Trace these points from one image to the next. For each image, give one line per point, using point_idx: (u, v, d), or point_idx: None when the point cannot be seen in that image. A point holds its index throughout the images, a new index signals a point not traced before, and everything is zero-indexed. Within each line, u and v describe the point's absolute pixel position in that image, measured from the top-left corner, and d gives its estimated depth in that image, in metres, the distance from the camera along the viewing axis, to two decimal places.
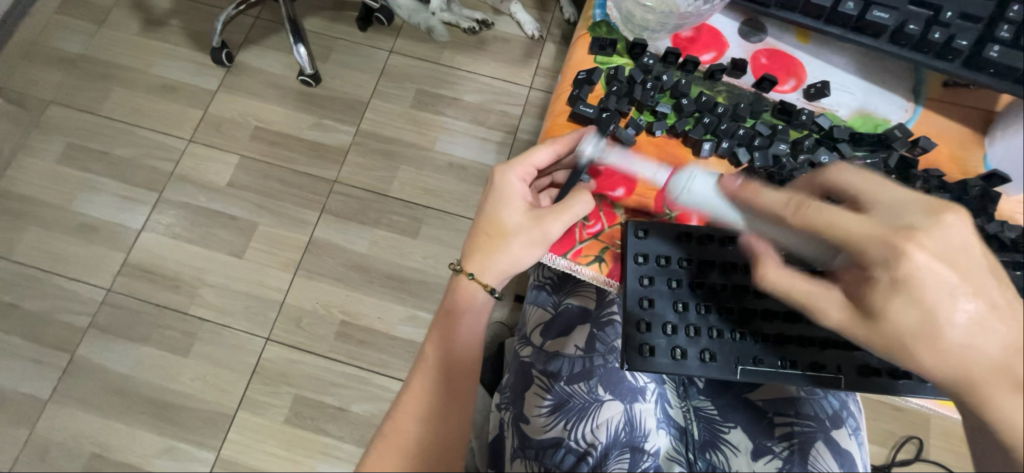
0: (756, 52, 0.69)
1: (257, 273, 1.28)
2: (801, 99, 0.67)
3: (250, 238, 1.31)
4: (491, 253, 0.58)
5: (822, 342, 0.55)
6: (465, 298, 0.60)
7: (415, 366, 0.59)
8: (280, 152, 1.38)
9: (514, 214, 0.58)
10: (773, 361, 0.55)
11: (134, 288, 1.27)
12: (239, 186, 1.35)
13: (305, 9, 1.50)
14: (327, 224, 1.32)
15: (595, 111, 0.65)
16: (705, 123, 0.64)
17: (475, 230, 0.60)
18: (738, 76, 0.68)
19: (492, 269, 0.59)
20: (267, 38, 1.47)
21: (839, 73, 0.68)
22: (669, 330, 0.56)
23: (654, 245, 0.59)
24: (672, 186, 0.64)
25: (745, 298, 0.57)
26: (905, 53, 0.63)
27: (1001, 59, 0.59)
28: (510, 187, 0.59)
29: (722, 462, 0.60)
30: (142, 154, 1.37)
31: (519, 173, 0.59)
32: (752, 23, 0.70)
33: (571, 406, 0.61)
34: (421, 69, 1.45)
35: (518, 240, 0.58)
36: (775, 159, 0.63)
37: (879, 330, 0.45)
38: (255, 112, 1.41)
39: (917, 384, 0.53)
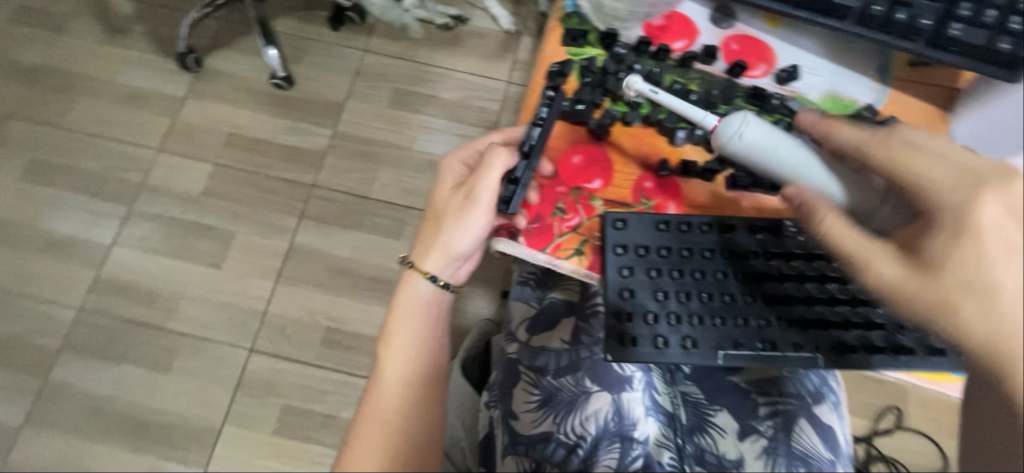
0: (727, 38, 0.69)
1: (237, 284, 1.25)
2: (772, 83, 0.68)
3: (228, 247, 1.28)
4: (432, 238, 0.59)
5: (805, 322, 0.54)
6: (414, 296, 0.59)
7: (375, 373, 0.56)
8: (255, 158, 1.35)
9: (447, 192, 0.60)
10: (755, 344, 0.54)
11: (109, 305, 1.23)
12: (214, 195, 1.31)
13: (274, 9, 1.46)
14: (308, 229, 1.30)
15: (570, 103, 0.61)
16: (679, 111, 0.62)
17: (425, 220, 0.61)
18: (710, 62, 0.68)
19: (429, 249, 0.58)
20: (236, 41, 1.43)
21: (809, 56, 0.68)
22: (651, 319, 0.54)
23: (634, 235, 0.57)
24: (648, 175, 0.61)
25: (724, 284, 0.55)
26: (874, 33, 0.63)
27: (962, 38, 0.60)
28: (448, 172, 0.61)
29: (710, 444, 0.61)
30: (110, 166, 1.32)
31: (451, 159, 0.61)
32: (724, 9, 0.69)
33: (559, 400, 0.61)
34: (397, 68, 1.43)
35: (454, 218, 0.57)
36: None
37: (927, 279, 0.41)
38: (227, 118, 1.37)
39: (898, 359, 0.53)
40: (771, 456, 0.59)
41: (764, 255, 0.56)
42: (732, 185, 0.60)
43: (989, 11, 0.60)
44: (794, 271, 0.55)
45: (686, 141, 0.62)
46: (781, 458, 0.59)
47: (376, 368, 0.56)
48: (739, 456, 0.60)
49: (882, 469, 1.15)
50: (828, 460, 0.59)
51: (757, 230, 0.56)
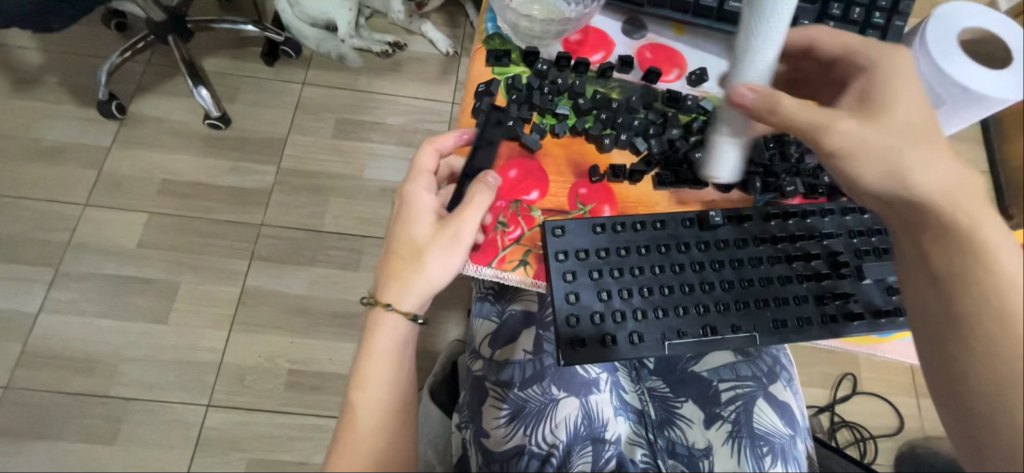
0: (641, 48, 0.64)
1: (185, 337, 1.18)
2: (686, 87, 0.63)
3: (173, 300, 1.20)
4: (406, 277, 0.49)
5: (746, 304, 0.50)
6: (391, 337, 0.49)
7: (345, 423, 0.47)
8: (194, 203, 1.28)
9: (422, 225, 0.51)
10: (700, 331, 0.49)
11: (39, 379, 1.12)
12: (152, 247, 1.24)
13: (203, 50, 1.42)
14: (259, 270, 1.24)
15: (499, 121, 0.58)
16: (603, 119, 0.59)
17: (387, 255, 0.51)
18: (627, 72, 0.63)
19: (403, 290, 0.49)
20: (163, 84, 1.37)
21: (715, 60, 0.64)
22: (597, 319, 0.49)
23: (572, 239, 0.51)
24: (583, 181, 0.56)
25: (665, 275, 0.51)
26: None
27: (838, 33, 0.59)
28: (412, 198, 0.52)
29: (678, 436, 0.63)
30: (29, 227, 1.22)
31: (417, 182, 0.52)
32: (634, 22, 0.65)
33: (528, 411, 0.61)
34: (338, 98, 1.42)
35: (433, 254, 0.49)
36: (671, 145, 0.58)
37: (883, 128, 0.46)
38: (160, 164, 1.31)
39: (838, 328, 0.50)
40: (736, 439, 0.61)
41: (698, 243, 0.52)
42: (660, 183, 0.56)
43: (856, 8, 0.58)
44: (728, 253, 0.52)
45: (613, 147, 0.58)
46: (744, 440, 0.61)
47: (347, 416, 0.47)
48: (707, 444, 0.61)
49: (846, 434, 1.21)
50: (788, 435, 0.62)
51: (689, 221, 0.52)
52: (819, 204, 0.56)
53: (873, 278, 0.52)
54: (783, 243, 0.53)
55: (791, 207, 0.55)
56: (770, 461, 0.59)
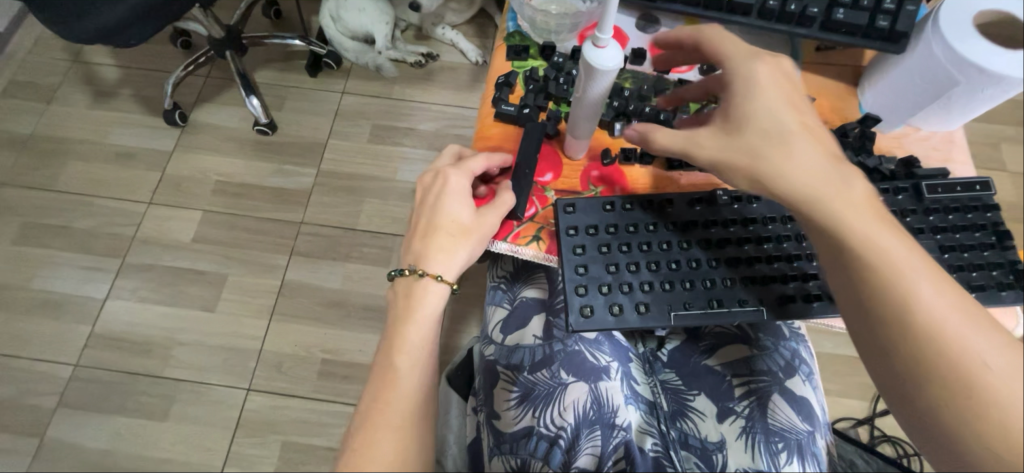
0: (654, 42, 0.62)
1: (231, 325, 1.27)
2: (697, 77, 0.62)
3: (221, 290, 1.30)
4: (451, 249, 0.53)
5: (753, 281, 0.51)
6: (430, 302, 0.52)
7: (378, 376, 0.50)
8: (243, 203, 1.40)
9: (464, 206, 0.54)
10: (706, 304, 0.50)
11: (104, 358, 1.23)
12: (205, 241, 1.35)
13: (255, 63, 1.56)
14: (298, 265, 1.33)
15: (517, 109, 0.59)
16: (615, 106, 0.58)
17: (430, 231, 0.53)
18: (640, 63, 0.62)
19: (447, 263, 0.52)
20: (219, 95, 1.50)
21: None
22: (605, 289, 0.50)
23: (582, 216, 0.53)
24: (596, 163, 0.58)
25: (672, 251, 0.52)
26: (773, 26, 0.55)
27: (848, 22, 0.53)
28: (452, 182, 0.55)
29: (691, 429, 0.63)
30: (102, 222, 1.36)
31: (462, 169, 0.55)
32: (647, 18, 0.63)
33: (537, 394, 0.61)
34: (374, 105, 1.51)
35: (476, 230, 0.53)
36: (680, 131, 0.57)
37: (739, 142, 0.48)
38: (214, 166, 1.43)
39: None
40: (749, 434, 0.61)
41: (705, 223, 0.53)
42: (670, 166, 0.57)
43: None
44: (737, 231, 0.53)
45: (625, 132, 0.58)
46: (758, 435, 0.60)
47: (384, 371, 0.50)
48: (720, 438, 0.61)
49: (887, 449, 1.14)
50: (806, 431, 0.61)
51: (696, 201, 0.54)
52: None
53: None
54: (791, 224, 0.53)
55: None
56: (784, 458, 0.59)
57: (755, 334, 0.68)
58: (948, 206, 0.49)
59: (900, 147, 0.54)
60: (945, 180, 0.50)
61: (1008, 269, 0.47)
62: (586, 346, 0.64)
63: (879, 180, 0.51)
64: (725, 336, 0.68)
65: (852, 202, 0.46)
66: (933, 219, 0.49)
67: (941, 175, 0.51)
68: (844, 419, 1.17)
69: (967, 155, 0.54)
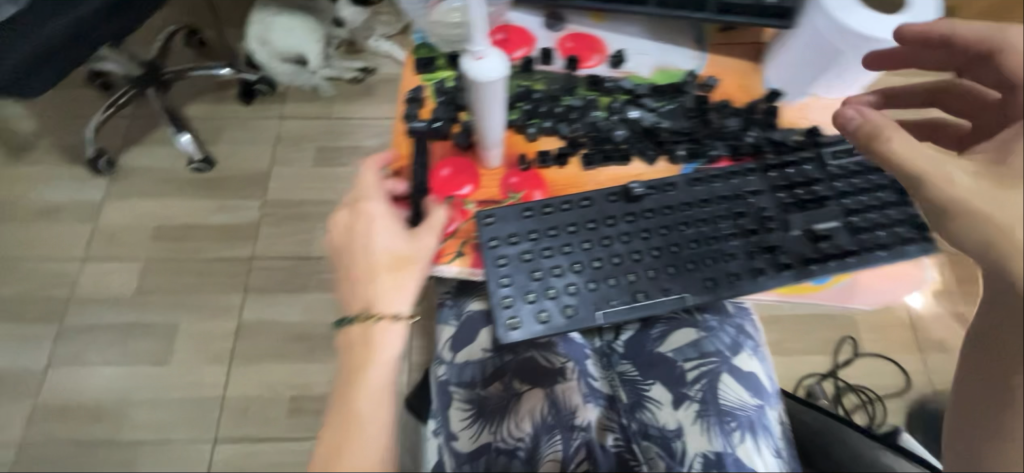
0: (561, 39, 0.59)
1: (189, 375, 1.21)
2: (609, 70, 0.57)
3: (174, 340, 1.24)
4: (395, 280, 0.49)
5: (677, 267, 0.48)
6: (389, 342, 0.48)
7: (341, 430, 0.46)
8: (187, 246, 1.33)
9: (396, 234, 0.50)
10: (631, 298, 0.47)
11: (53, 431, 1.15)
12: (151, 290, 1.28)
13: (183, 98, 1.48)
14: (254, 302, 1.28)
15: (426, 124, 0.56)
16: (526, 110, 0.54)
17: (367, 270, 0.49)
18: (550, 61, 0.57)
19: (398, 295, 0.48)
20: (147, 135, 1.43)
21: (637, 40, 0.59)
22: (530, 297, 0.47)
23: (503, 225, 0.50)
24: (513, 169, 0.54)
25: (595, 248, 0.49)
26: (673, 12, 0.55)
27: (740, 2, 0.54)
28: (375, 214, 0.51)
29: (650, 419, 0.63)
30: (33, 286, 1.27)
31: (375, 196, 0.51)
32: (554, 15, 0.60)
33: (491, 408, 0.62)
34: (315, 127, 1.46)
35: (416, 254, 0.49)
36: (594, 128, 0.53)
37: (1009, 199, 0.43)
38: (151, 212, 1.36)
39: (792, 274, 0.47)
40: (704, 417, 0.60)
41: (624, 215, 0.50)
42: (587, 163, 0.52)
43: None
44: (663, 218, 0.50)
45: (538, 137, 0.54)
46: (712, 418, 0.60)
47: (345, 423, 0.46)
48: (678, 424, 0.61)
49: (853, 399, 1.20)
50: (755, 406, 0.62)
51: (614, 194, 0.50)
52: (742, 164, 0.52)
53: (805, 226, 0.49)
54: (710, 203, 0.50)
55: (721, 171, 0.51)
56: (738, 436, 0.58)
57: (700, 316, 0.70)
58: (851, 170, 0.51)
59: (805, 116, 0.56)
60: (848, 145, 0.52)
61: (914, 224, 0.49)
62: (538, 352, 0.63)
63: (788, 152, 0.53)
64: (675, 321, 0.70)
65: None
66: (841, 184, 0.51)
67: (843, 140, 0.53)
68: (811, 376, 1.22)
69: None
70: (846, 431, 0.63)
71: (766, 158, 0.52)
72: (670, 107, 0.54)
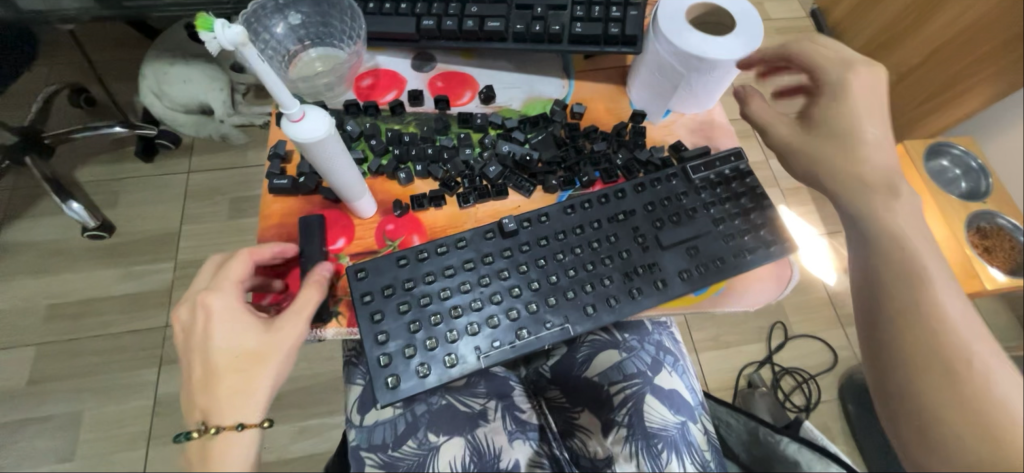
0: (431, 78, 0.60)
1: (99, 468, 1.08)
2: (480, 106, 0.59)
3: (79, 430, 1.11)
4: (242, 387, 0.46)
5: (556, 298, 0.48)
6: (237, 453, 0.45)
7: None
8: (87, 322, 1.21)
9: (246, 334, 0.47)
10: (513, 336, 0.47)
11: None
12: (47, 378, 1.15)
13: (73, 161, 1.36)
14: (171, 374, 1.17)
15: (291, 180, 0.54)
16: (397, 154, 0.55)
17: (211, 376, 0.46)
18: (420, 103, 0.58)
19: (240, 407, 0.46)
20: (31, 206, 1.29)
21: (504, 73, 0.61)
22: (409, 352, 0.46)
23: (376, 278, 0.49)
24: (389, 216, 0.53)
25: (473, 290, 0.48)
26: (532, 46, 0.58)
27: (587, 34, 0.57)
28: (223, 309, 0.47)
29: (581, 447, 0.64)
30: None
31: (221, 292, 0.48)
32: (423, 56, 0.61)
33: (405, 470, 0.58)
34: (229, 178, 1.39)
35: (267, 357, 0.46)
36: (466, 167, 0.55)
37: (815, 135, 0.55)
38: (42, 290, 1.23)
39: (661, 288, 0.49)
40: (631, 442, 0.61)
41: (500, 252, 0.49)
42: (463, 202, 0.53)
43: (596, 7, 0.57)
44: (539, 249, 0.49)
45: (412, 181, 0.54)
46: (639, 442, 0.60)
47: None
48: (608, 453, 0.61)
49: (790, 381, 1.26)
50: (678, 424, 0.62)
51: (488, 232, 0.50)
52: (613, 186, 0.54)
53: (676, 241, 0.50)
54: (584, 229, 0.50)
55: (592, 196, 0.52)
56: (665, 457, 0.59)
57: (621, 336, 0.69)
58: (715, 181, 0.54)
59: (671, 133, 0.59)
60: (705, 158, 0.55)
61: (772, 227, 0.52)
62: (454, 397, 0.63)
63: (655, 171, 0.56)
64: (597, 344, 0.69)
65: (891, 200, 0.52)
66: (706, 197, 0.53)
67: (703, 153, 0.56)
68: (749, 364, 1.27)
69: (729, 128, 0.59)
70: (758, 428, 0.65)
71: (636, 177, 0.55)
72: (540, 136, 0.57)
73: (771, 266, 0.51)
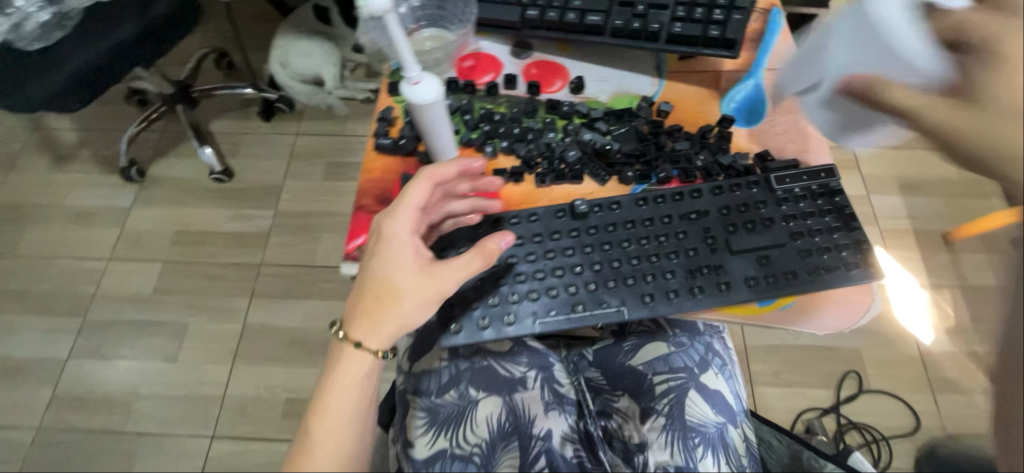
0: (526, 65, 0.64)
1: (193, 373, 1.27)
2: (569, 95, 0.62)
3: (183, 339, 1.31)
4: (385, 319, 0.49)
5: (615, 283, 0.49)
6: (357, 365, 0.51)
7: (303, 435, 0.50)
8: (202, 251, 1.42)
9: (405, 275, 0.49)
10: (569, 309, 0.49)
11: (67, 419, 1.23)
12: (166, 291, 1.37)
13: (209, 114, 1.60)
14: (258, 307, 1.34)
15: (393, 141, 0.61)
16: (486, 130, 0.59)
17: (365, 293, 0.50)
18: (513, 86, 0.62)
19: (375, 333, 0.49)
20: (174, 148, 1.54)
21: (596, 67, 0.63)
22: (471, 306, 0.51)
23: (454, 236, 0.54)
24: None
25: (537, 262, 0.52)
26: (628, 42, 0.60)
27: (685, 34, 0.59)
28: (395, 237, 0.49)
29: (615, 428, 0.66)
30: (64, 282, 1.37)
31: (398, 219, 0.49)
32: (522, 44, 0.65)
33: (445, 418, 0.63)
34: (328, 144, 1.55)
35: (413, 304, 0.49)
36: (548, 149, 0.58)
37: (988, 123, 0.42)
38: (172, 218, 1.46)
39: (722, 289, 0.48)
40: (668, 431, 0.61)
41: (568, 231, 0.52)
42: (540, 181, 0.56)
43: (698, 9, 0.59)
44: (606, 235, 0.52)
45: (496, 155, 0.58)
46: (676, 432, 0.61)
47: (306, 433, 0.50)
48: (643, 439, 0.63)
49: (857, 438, 1.14)
50: (719, 423, 0.62)
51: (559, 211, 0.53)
52: (689, 185, 0.54)
53: (745, 246, 0.50)
54: (653, 222, 0.52)
55: (667, 192, 0.53)
56: (701, 452, 0.59)
57: (671, 330, 0.69)
58: (798, 194, 0.52)
59: (757, 143, 0.59)
60: (791, 171, 0.54)
61: (857, 249, 0.49)
62: (495, 360, 0.67)
63: (735, 176, 0.56)
64: (646, 334, 0.70)
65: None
66: (786, 207, 0.52)
67: (790, 166, 0.55)
68: (811, 410, 1.18)
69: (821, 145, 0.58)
70: (802, 452, 0.61)
71: (713, 180, 0.55)
72: (624, 129, 0.59)
73: (854, 287, 0.49)
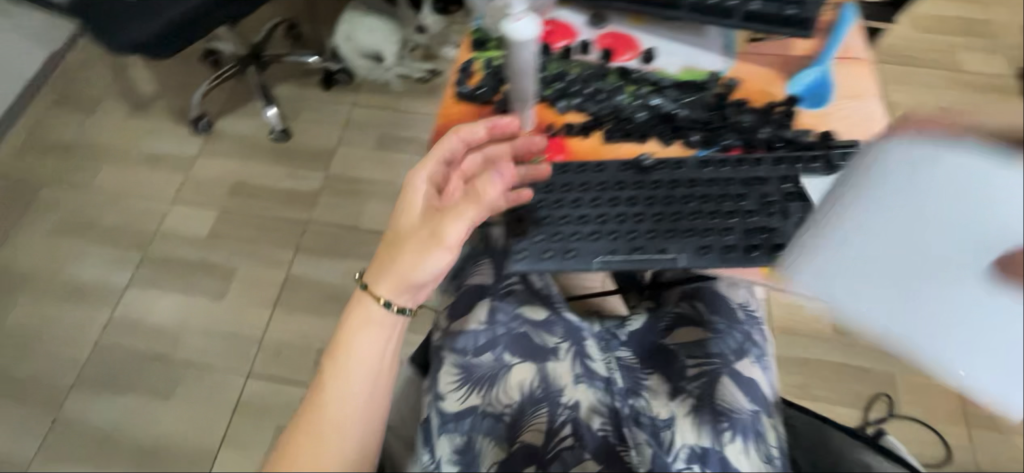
0: (602, 35, 0.69)
1: (237, 314, 1.35)
2: (640, 64, 0.66)
3: (231, 282, 1.40)
4: (392, 261, 0.53)
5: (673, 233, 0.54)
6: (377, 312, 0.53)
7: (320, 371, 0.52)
8: (255, 203, 1.51)
9: (416, 219, 0.55)
10: (630, 250, 0.54)
11: (120, 341, 1.32)
12: (219, 235, 1.46)
13: (275, 78, 1.70)
14: (302, 260, 1.42)
15: (473, 90, 0.67)
16: (560, 88, 0.64)
17: (384, 240, 0.56)
18: (588, 52, 0.67)
19: (380, 274, 0.53)
20: (241, 106, 1.65)
21: (668, 41, 0.67)
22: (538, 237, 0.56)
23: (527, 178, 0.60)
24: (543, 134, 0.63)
25: (603, 206, 0.57)
26: (704, 17, 0.64)
27: (763, 12, 0.62)
28: (415, 185, 0.57)
29: (644, 406, 0.63)
30: (130, 218, 1.48)
31: (421, 168, 0.57)
32: (599, 16, 0.70)
33: (480, 376, 0.63)
34: (381, 116, 1.62)
35: (414, 245, 0.53)
36: (617, 109, 0.62)
37: None
38: (232, 170, 1.56)
39: (776, 248, 0.52)
40: (697, 412, 0.61)
41: (633, 182, 0.57)
42: (608, 137, 0.61)
43: None
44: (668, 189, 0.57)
45: (568, 111, 0.64)
46: (706, 414, 0.61)
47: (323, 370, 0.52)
48: (671, 415, 0.62)
49: None
50: (750, 411, 0.61)
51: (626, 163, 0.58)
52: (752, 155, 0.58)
53: (801, 212, 0.54)
54: (714, 183, 0.56)
55: (731, 158, 0.57)
56: (729, 436, 0.58)
57: (709, 317, 0.70)
58: None
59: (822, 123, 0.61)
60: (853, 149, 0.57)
61: None
62: (531, 327, 0.66)
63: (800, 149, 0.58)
64: (683, 319, 0.71)
65: None
66: None
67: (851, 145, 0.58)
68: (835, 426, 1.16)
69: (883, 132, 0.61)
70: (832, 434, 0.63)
71: (777, 150, 0.58)
72: (692, 98, 0.63)
73: None
